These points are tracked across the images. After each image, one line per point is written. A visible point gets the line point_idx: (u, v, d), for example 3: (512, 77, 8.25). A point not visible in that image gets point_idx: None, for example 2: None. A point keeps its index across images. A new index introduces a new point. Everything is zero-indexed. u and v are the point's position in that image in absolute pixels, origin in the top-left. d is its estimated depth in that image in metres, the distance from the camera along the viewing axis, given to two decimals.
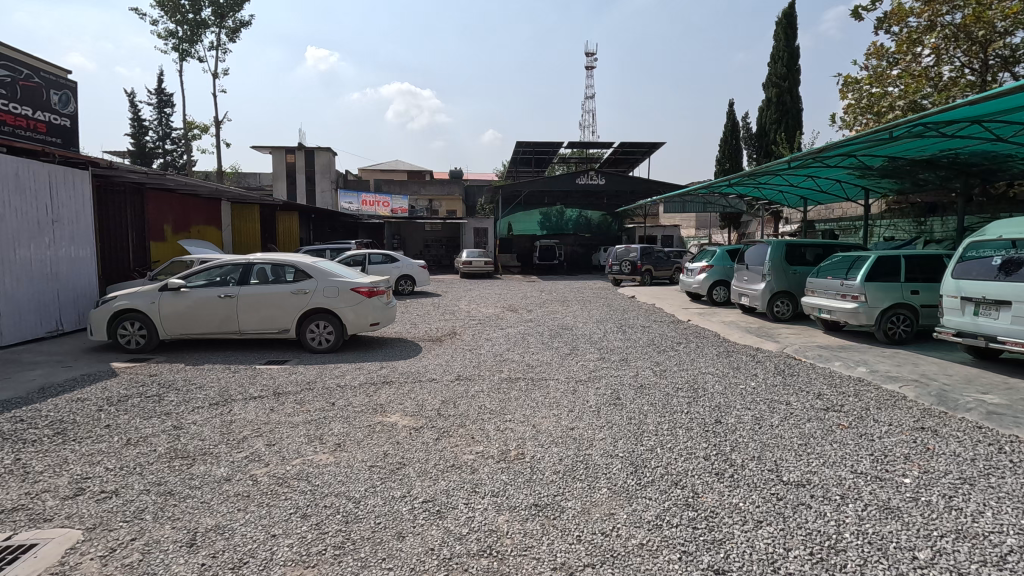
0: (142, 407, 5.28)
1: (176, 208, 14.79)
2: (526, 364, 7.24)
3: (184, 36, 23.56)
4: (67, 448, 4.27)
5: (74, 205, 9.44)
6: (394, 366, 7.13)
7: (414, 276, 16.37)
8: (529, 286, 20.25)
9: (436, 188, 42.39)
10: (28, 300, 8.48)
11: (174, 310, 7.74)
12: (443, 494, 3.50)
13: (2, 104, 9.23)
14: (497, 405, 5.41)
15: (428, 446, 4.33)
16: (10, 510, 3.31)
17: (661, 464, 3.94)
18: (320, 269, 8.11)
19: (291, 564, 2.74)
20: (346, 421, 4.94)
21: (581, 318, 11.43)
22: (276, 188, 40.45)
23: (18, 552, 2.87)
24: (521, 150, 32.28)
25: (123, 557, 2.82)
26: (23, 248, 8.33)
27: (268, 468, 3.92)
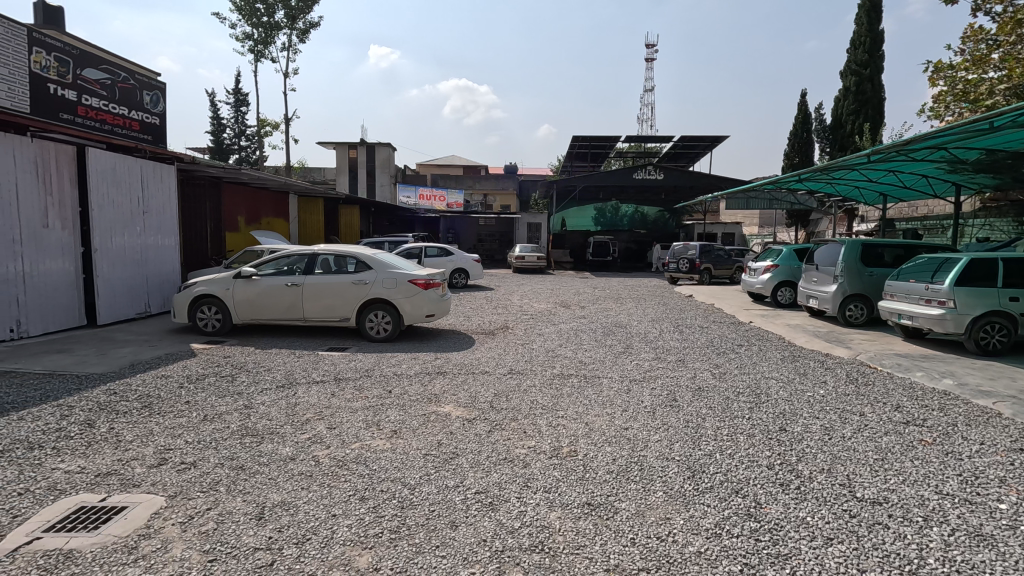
0: (218, 386, 5.66)
1: (249, 201, 15.71)
2: (579, 361, 7.16)
3: (259, 38, 24.92)
4: (152, 420, 4.63)
5: (162, 197, 10.23)
6: (448, 358, 7.25)
7: (468, 270, 16.58)
8: (581, 282, 20.04)
9: (491, 183, 42.73)
10: (121, 284, 9.27)
11: (247, 297, 8.23)
12: (496, 487, 3.52)
13: (102, 104, 10.11)
14: (549, 401, 5.38)
15: (481, 438, 4.37)
16: (105, 474, 3.63)
17: (720, 471, 3.78)
18: (379, 261, 8.37)
19: (350, 544, 2.84)
20: (402, 409, 5.07)
21: (636, 316, 11.17)
22: (339, 183, 42.14)
23: (111, 513, 3.15)
24: (577, 145, 31.87)
25: (200, 525, 3.03)
26: (118, 236, 9.12)
27: (330, 450, 4.09)
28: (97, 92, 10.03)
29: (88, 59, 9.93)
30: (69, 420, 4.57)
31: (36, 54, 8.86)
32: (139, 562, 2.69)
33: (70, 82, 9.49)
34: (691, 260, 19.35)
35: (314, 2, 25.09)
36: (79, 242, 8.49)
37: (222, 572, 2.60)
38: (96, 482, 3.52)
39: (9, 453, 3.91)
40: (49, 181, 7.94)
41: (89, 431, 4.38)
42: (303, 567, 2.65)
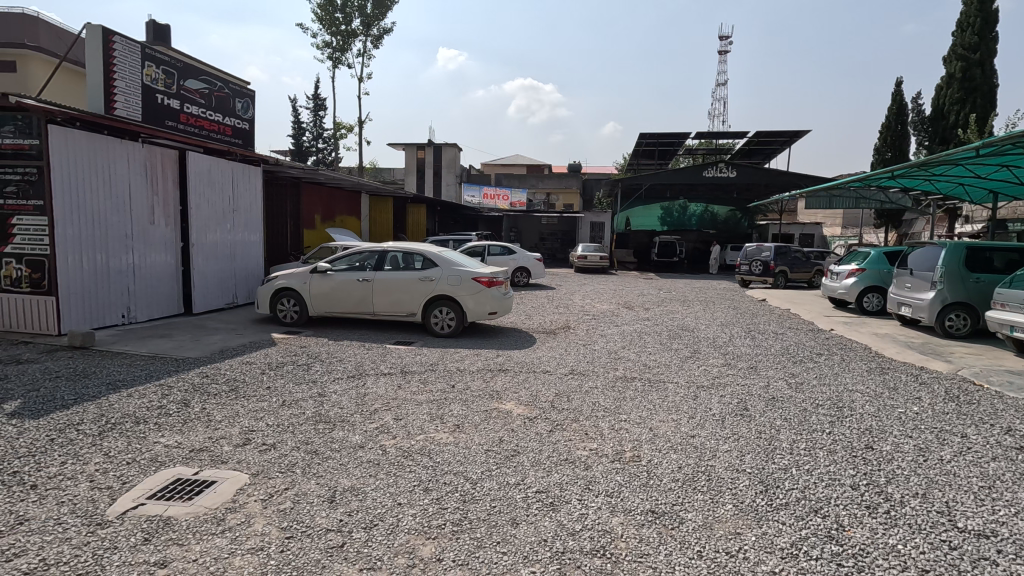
0: (295, 374, 6.03)
1: (324, 201, 16.60)
2: (643, 364, 6.97)
3: (337, 45, 26.25)
4: (238, 403, 5.02)
5: (249, 196, 11.03)
6: (509, 355, 7.30)
7: (530, 269, 16.63)
8: (646, 283, 19.52)
9: (555, 182, 42.57)
10: (213, 277, 10.11)
11: (322, 290, 8.70)
12: (557, 487, 3.50)
13: (201, 111, 11.08)
14: (611, 404, 5.28)
15: (541, 438, 4.36)
16: (198, 450, 3.97)
17: (797, 487, 3.54)
18: (445, 258, 8.57)
19: (414, 533, 2.93)
20: (465, 404, 5.16)
21: (703, 320, 10.73)
22: (407, 182, 43.60)
23: (203, 485, 3.45)
24: (644, 142, 31.02)
25: (278, 503, 3.23)
26: (211, 232, 9.94)
27: (396, 440, 4.24)
28: (196, 101, 10.99)
29: (190, 71, 10.90)
30: (169, 399, 5.03)
31: (147, 68, 9.81)
32: (225, 533, 2.91)
33: (174, 92, 10.46)
34: (764, 262, 18.31)
35: (388, 9, 26.09)
36: (180, 237, 9.34)
37: (298, 550, 2.76)
38: (191, 457, 3.86)
39: (119, 426, 4.36)
40: (156, 183, 8.79)
41: (184, 410, 4.79)
42: (371, 552, 2.75)
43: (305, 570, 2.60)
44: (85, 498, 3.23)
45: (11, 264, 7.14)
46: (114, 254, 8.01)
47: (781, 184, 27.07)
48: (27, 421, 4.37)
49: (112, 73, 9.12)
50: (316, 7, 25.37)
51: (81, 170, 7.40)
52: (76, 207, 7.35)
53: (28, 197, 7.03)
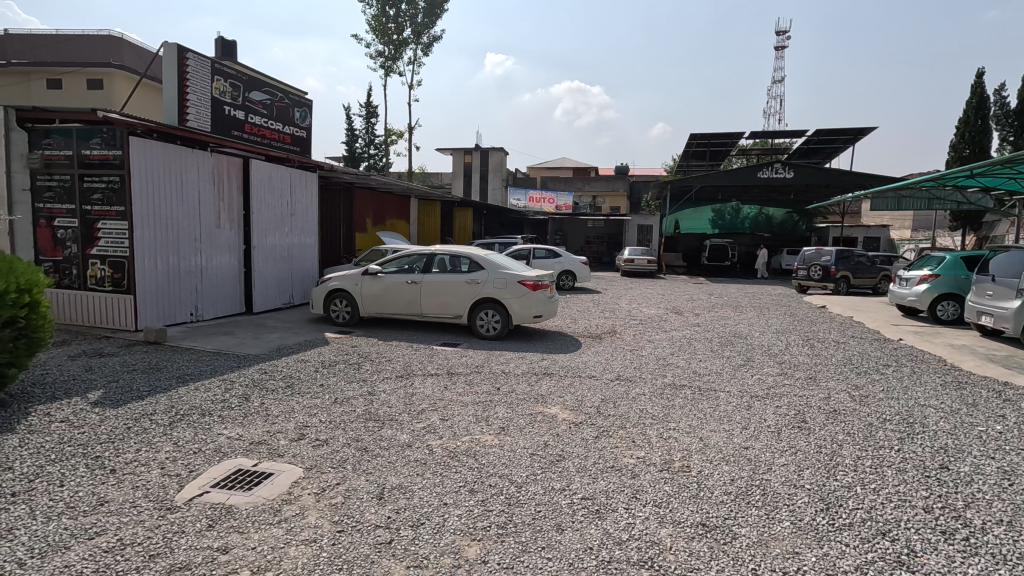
0: (346, 372, 6.24)
1: (375, 205, 17.13)
2: (693, 371, 6.76)
3: (389, 54, 27.08)
4: (294, 399, 5.24)
5: (306, 202, 11.53)
6: (554, 359, 7.26)
7: (576, 273, 16.52)
8: (695, 287, 18.93)
9: (601, 185, 42.09)
10: (272, 278, 10.62)
11: (372, 292, 8.96)
12: (603, 495, 3.44)
13: (264, 121, 11.74)
14: (660, 411, 5.14)
15: (588, 443, 4.30)
16: (257, 442, 4.18)
17: (862, 507, 3.32)
18: (491, 261, 8.64)
19: (460, 534, 2.95)
20: (510, 407, 5.17)
21: (758, 327, 10.29)
22: (455, 186, 44.32)
23: (261, 477, 3.61)
24: (695, 143, 30.16)
25: (330, 497, 3.35)
26: (271, 236, 10.47)
27: (442, 440, 4.30)
28: (259, 112, 11.65)
29: (255, 84, 11.55)
30: (231, 393, 5.32)
31: (216, 82, 10.46)
32: (281, 523, 3.04)
33: (240, 104, 11.08)
34: (824, 266, 17.36)
35: (438, 17, 26.69)
36: (243, 240, 9.88)
37: (349, 544, 2.84)
38: (251, 448, 4.06)
39: (186, 417, 4.65)
40: (223, 189, 9.33)
41: (245, 403, 5.06)
42: (417, 550, 2.80)
43: (355, 563, 2.67)
44: (158, 483, 3.46)
45: (96, 265, 7.77)
46: (185, 256, 8.56)
47: (843, 184, 25.64)
48: (108, 410, 4.73)
49: (186, 87, 9.77)
50: (370, 18, 26.28)
51: (156, 177, 7.95)
52: (152, 212, 7.91)
53: (112, 203, 7.63)
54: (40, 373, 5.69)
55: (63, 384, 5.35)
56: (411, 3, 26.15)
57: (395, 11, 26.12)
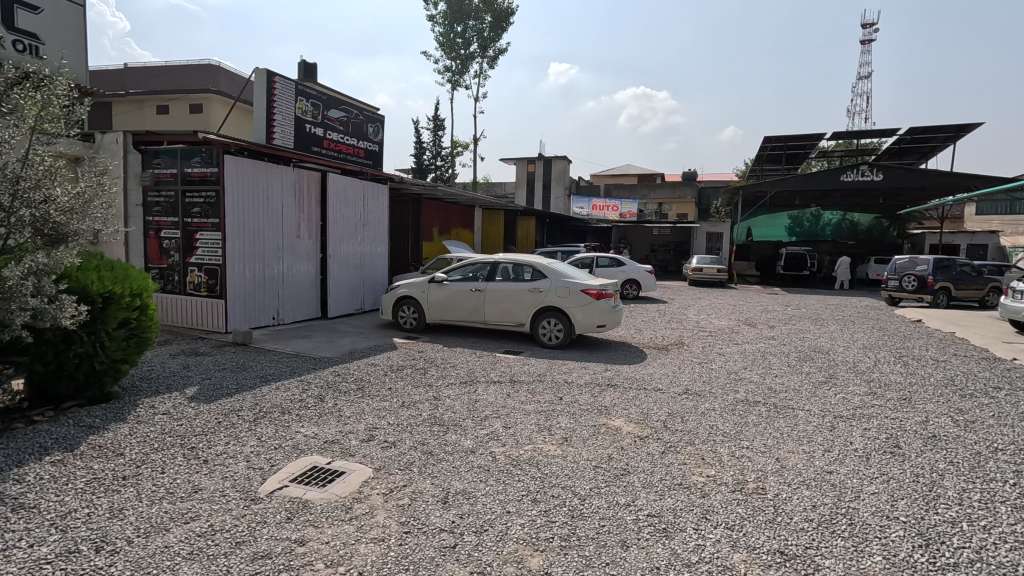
0: (413, 377, 6.44)
1: (442, 215, 17.66)
2: (767, 387, 6.36)
3: (456, 69, 27.96)
4: (364, 401, 5.48)
5: (377, 212, 12.08)
6: (618, 370, 7.10)
7: (640, 282, 16.12)
8: (770, 298, 17.89)
9: (668, 191, 40.91)
10: (345, 285, 11.20)
11: (438, 299, 9.20)
12: (670, 513, 3.31)
13: (339, 137, 12.47)
14: (732, 429, 4.88)
15: (653, 459, 4.16)
16: (331, 441, 4.40)
17: (969, 546, 2.97)
18: (554, 270, 8.63)
19: (523, 543, 2.94)
20: (573, 417, 5.12)
21: (841, 341, 9.55)
22: (518, 195, 44.77)
23: (334, 475, 3.80)
24: (770, 146, 28.63)
25: (398, 498, 3.46)
26: (344, 245, 11.05)
27: (505, 448, 4.32)
28: (336, 128, 12.40)
29: (333, 102, 12.30)
30: (308, 393, 5.66)
31: (299, 102, 11.23)
32: (352, 521, 3.18)
33: (320, 121, 11.83)
34: (919, 276, 15.81)
35: (503, 30, 27.25)
36: (320, 249, 10.49)
37: (415, 545, 2.92)
38: (325, 447, 4.28)
39: (269, 414, 4.99)
40: (304, 201, 9.97)
41: (320, 403, 5.35)
42: (481, 556, 2.82)
43: (421, 565, 2.73)
44: (244, 475, 3.73)
45: (194, 272, 8.56)
46: (268, 264, 9.22)
47: (942, 186, 23.34)
48: (201, 405, 5.17)
49: (273, 108, 10.58)
50: (438, 35, 27.24)
51: (246, 191, 8.64)
52: (241, 223, 8.60)
53: (208, 216, 8.37)
54: (147, 368, 6.32)
55: (165, 380, 5.92)
56: (478, 19, 26.89)
57: (463, 27, 26.96)
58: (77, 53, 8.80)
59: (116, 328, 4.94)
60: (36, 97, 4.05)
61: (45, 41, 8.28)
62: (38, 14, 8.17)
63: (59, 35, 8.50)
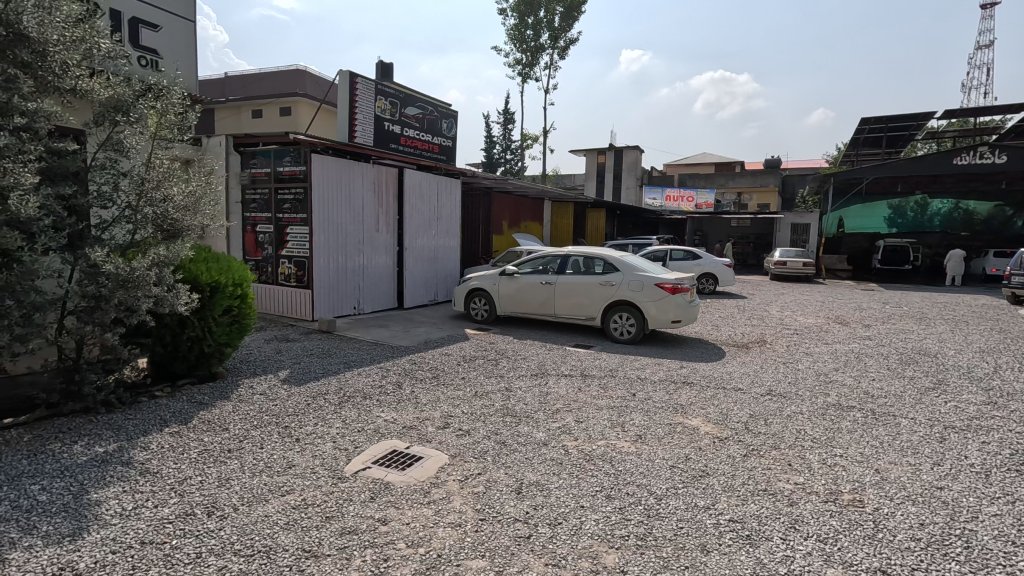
0: (486, 368, 6.56)
1: (512, 209, 17.78)
2: (864, 391, 5.85)
3: (527, 61, 27.93)
4: (439, 389, 5.66)
5: (450, 206, 12.37)
6: (695, 368, 6.82)
7: (718, 276, 15.37)
8: (865, 295, 16.42)
9: (748, 180, 38.61)
10: (420, 277, 11.60)
11: (508, 291, 9.28)
12: (754, 520, 3.14)
13: (415, 134, 12.91)
14: (822, 434, 4.53)
15: (734, 461, 3.97)
16: (409, 427, 4.59)
17: None
18: (626, 263, 8.43)
19: (598, 539, 2.92)
20: (647, 414, 4.99)
21: (952, 344, 8.57)
22: (587, 187, 44.15)
23: (412, 459, 3.96)
24: (868, 129, 26.15)
25: (473, 485, 3.55)
26: (419, 239, 11.44)
27: (578, 443, 4.29)
28: (412, 125, 12.84)
29: (410, 100, 12.73)
30: (387, 379, 5.95)
31: (379, 101, 11.74)
32: (430, 505, 3.30)
33: (397, 119, 12.31)
34: None
35: (574, 19, 26.84)
36: (397, 241, 10.94)
37: (491, 533, 2.98)
38: (404, 432, 4.47)
39: (352, 398, 5.29)
40: (382, 196, 10.41)
41: (398, 390, 5.60)
42: (556, 548, 2.83)
43: (497, 553, 2.78)
44: (332, 455, 3.98)
45: (285, 264, 9.22)
46: (350, 256, 9.75)
47: None
48: (293, 387, 5.57)
49: (355, 108, 11.13)
50: (509, 28, 27.31)
51: (331, 187, 9.17)
52: (327, 218, 9.14)
53: (297, 211, 8.97)
54: (246, 352, 6.90)
55: (262, 363, 6.44)
56: (550, 10, 26.63)
57: (533, 19, 26.80)
58: (191, 65, 9.67)
59: (221, 314, 5.42)
60: (157, 107, 4.52)
61: (164, 55, 9.18)
62: (157, 32, 9.08)
63: (175, 49, 9.37)
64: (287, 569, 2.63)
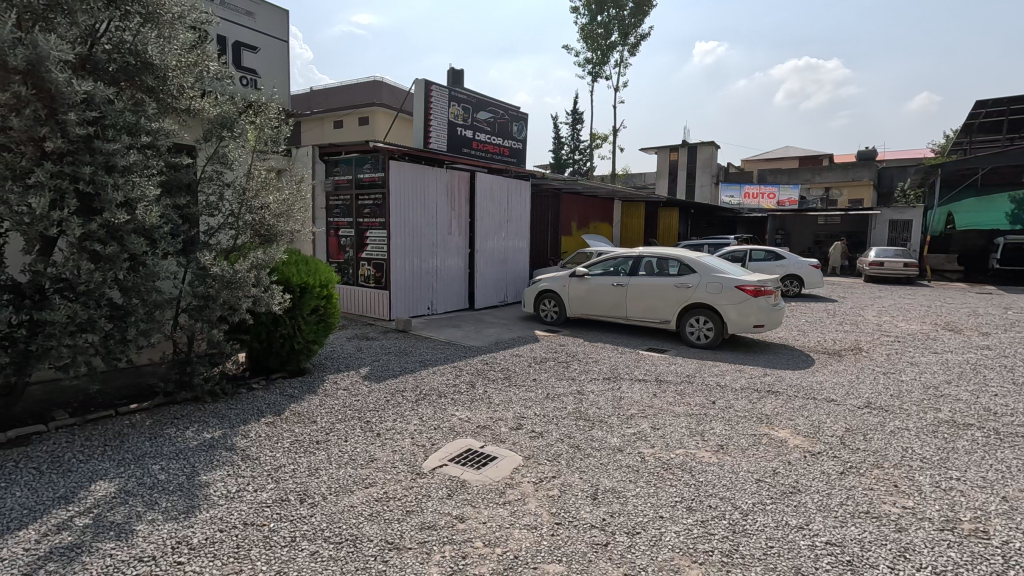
0: (557, 370, 6.53)
1: (582, 209, 17.62)
2: (984, 408, 5.19)
3: (597, 60, 27.63)
4: (511, 390, 5.70)
5: (520, 208, 12.44)
6: (780, 376, 6.38)
7: (804, 278, 14.32)
8: (981, 299, 14.62)
9: (838, 174, 35.71)
10: (490, 279, 11.77)
11: (579, 293, 9.18)
12: (855, 544, 2.88)
13: (486, 137, 13.12)
14: (933, 454, 4.08)
15: (829, 479, 3.66)
16: (483, 427, 4.66)
17: None
18: (704, 264, 8.08)
19: (679, 552, 2.80)
20: (728, 424, 4.73)
21: None
22: (659, 185, 42.83)
23: (487, 458, 4.02)
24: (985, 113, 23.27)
25: (547, 489, 3.53)
26: (490, 241, 11.61)
27: (654, 450, 4.15)
28: (484, 129, 13.07)
29: (482, 105, 12.96)
30: (461, 378, 6.08)
31: (452, 107, 12.07)
32: (505, 505, 3.32)
33: (469, 124, 12.59)
34: None
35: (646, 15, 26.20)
36: (468, 244, 11.17)
37: (566, 538, 2.94)
38: (478, 432, 4.54)
39: (428, 396, 5.45)
40: (455, 200, 10.67)
41: (472, 389, 5.71)
42: (635, 559, 2.75)
43: (574, 559, 2.75)
44: (410, 452, 4.11)
45: (365, 266, 9.70)
46: (425, 259, 10.08)
47: None
48: (374, 384, 5.84)
49: (429, 115, 11.51)
50: (579, 28, 27.15)
51: (407, 192, 9.53)
52: (403, 222, 9.52)
53: (377, 216, 9.41)
54: (330, 349, 7.33)
55: (345, 360, 6.80)
56: (620, 6, 26.13)
57: (604, 17, 26.46)
58: (285, 82, 10.44)
59: (309, 314, 5.80)
60: (256, 122, 4.95)
61: (262, 74, 9.98)
62: (256, 53, 9.89)
63: (272, 68, 10.16)
64: (372, 559, 2.74)
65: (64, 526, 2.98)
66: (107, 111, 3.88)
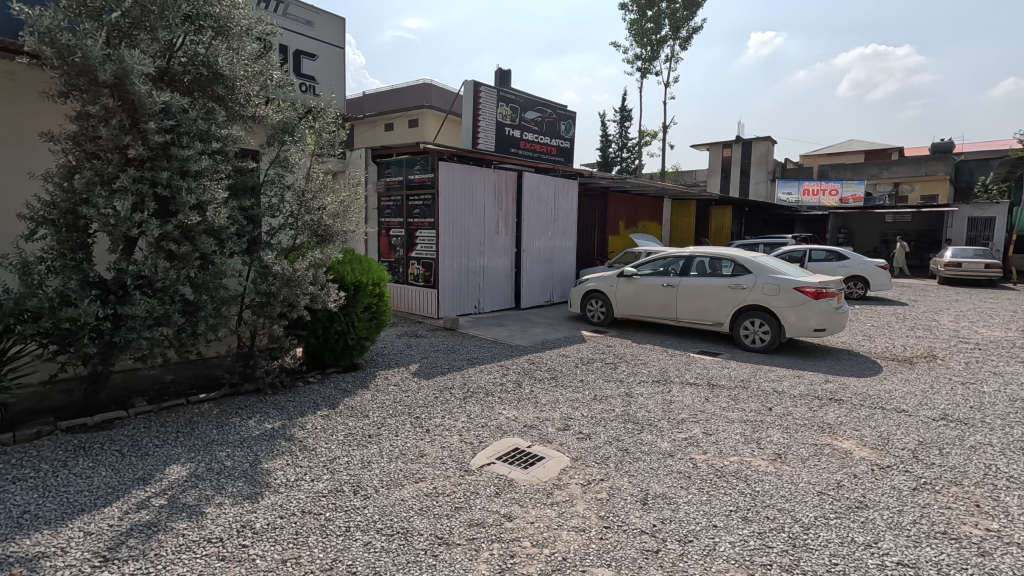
0: (604, 371, 6.44)
1: (629, 208, 17.29)
2: None
3: (647, 56, 27.07)
4: (558, 390, 5.67)
5: (567, 207, 12.35)
6: (844, 383, 6.03)
7: (870, 279, 13.46)
8: None
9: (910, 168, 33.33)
10: (536, 278, 11.77)
11: (627, 293, 9.02)
12: (930, 566, 2.68)
13: (534, 136, 13.12)
14: (1021, 474, 3.73)
15: (900, 495, 3.43)
16: (530, 426, 4.66)
17: None
18: (760, 265, 7.75)
19: (734, 563, 2.70)
20: (786, 432, 4.52)
21: None
22: (711, 183, 41.44)
23: (534, 458, 4.01)
24: None
25: (595, 491, 3.49)
26: (536, 240, 11.60)
27: (707, 457, 4.01)
28: (532, 129, 13.08)
29: (530, 104, 12.98)
30: (507, 377, 6.11)
31: (500, 107, 12.16)
32: (553, 506, 3.31)
33: (517, 124, 12.64)
34: None
35: (699, 7, 25.43)
36: (515, 243, 11.20)
37: (615, 542, 2.90)
38: (525, 431, 4.54)
39: (476, 394, 5.51)
40: (502, 199, 10.73)
41: (518, 389, 5.72)
42: (686, 567, 2.68)
43: (623, 564, 2.71)
44: (458, 448, 4.17)
45: (414, 265, 9.93)
46: (472, 258, 10.20)
47: None
48: (422, 380, 5.96)
49: (478, 115, 11.64)
50: (628, 24, 26.70)
51: (456, 192, 9.67)
52: (451, 221, 9.67)
53: (426, 216, 9.60)
54: (381, 346, 7.55)
55: (395, 357, 6.98)
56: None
57: (654, 12, 25.88)
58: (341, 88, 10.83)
59: (362, 311, 5.99)
60: (314, 127, 5.16)
61: (320, 81, 10.40)
62: (315, 60, 10.31)
63: (329, 75, 10.57)
64: (422, 553, 2.80)
65: (143, 505, 3.22)
66: (182, 119, 4.16)
